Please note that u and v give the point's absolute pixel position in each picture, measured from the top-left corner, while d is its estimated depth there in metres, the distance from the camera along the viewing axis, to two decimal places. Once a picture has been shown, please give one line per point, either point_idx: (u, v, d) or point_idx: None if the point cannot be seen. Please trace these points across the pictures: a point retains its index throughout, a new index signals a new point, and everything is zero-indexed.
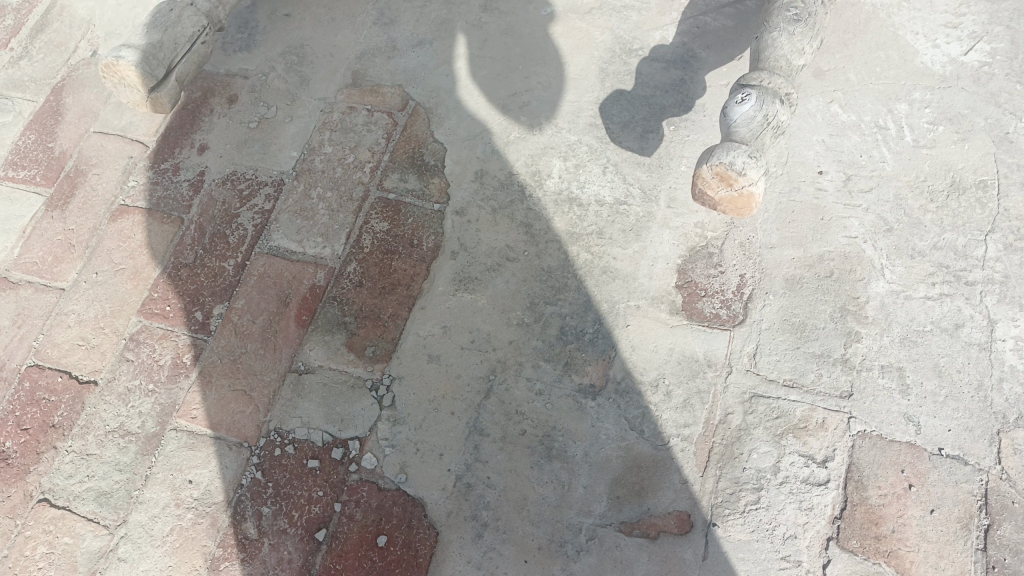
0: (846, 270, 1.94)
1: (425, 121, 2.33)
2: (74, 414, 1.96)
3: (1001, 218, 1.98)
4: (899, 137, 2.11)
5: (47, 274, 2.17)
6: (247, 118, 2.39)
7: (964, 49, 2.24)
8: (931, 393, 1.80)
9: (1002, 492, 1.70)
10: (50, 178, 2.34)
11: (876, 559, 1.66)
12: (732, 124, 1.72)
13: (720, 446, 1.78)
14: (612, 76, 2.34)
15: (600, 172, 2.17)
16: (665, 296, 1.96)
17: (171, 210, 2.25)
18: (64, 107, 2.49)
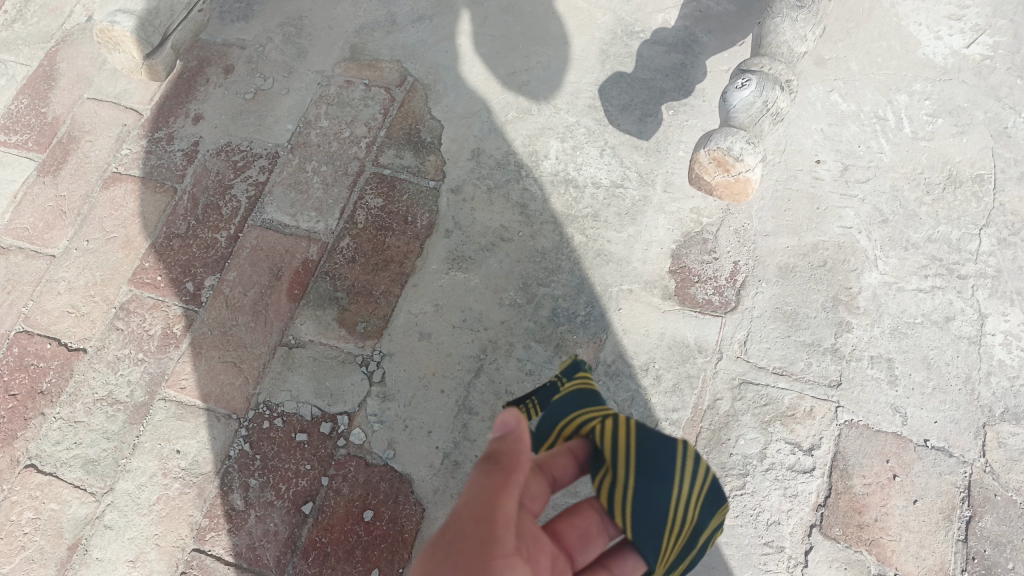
0: (839, 260, 1.94)
1: (423, 98, 2.31)
2: (63, 381, 1.95)
3: (996, 212, 1.98)
4: (898, 129, 2.11)
5: (38, 240, 2.16)
6: (243, 89, 2.37)
7: (966, 42, 2.23)
8: (919, 384, 1.80)
9: (985, 484, 1.71)
10: (43, 144, 2.32)
11: (857, 547, 1.67)
12: (731, 110, 1.71)
13: (708, 431, 1.79)
14: (612, 58, 2.32)
15: (598, 155, 2.17)
16: (657, 280, 1.97)
17: (164, 179, 2.23)
18: (58, 72, 2.46)
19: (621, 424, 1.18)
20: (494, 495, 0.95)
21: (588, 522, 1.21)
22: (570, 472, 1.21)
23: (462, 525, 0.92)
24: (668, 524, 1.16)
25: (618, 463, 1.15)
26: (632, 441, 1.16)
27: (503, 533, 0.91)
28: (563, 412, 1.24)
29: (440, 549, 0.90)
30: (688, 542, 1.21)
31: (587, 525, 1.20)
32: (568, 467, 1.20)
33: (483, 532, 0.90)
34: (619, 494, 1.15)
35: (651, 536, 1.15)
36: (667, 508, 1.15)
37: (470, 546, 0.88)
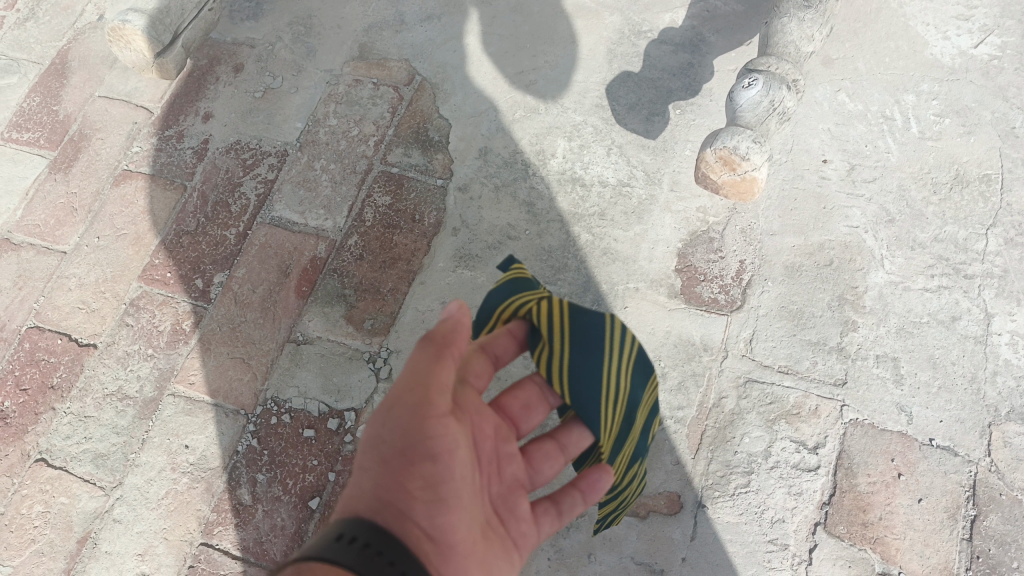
0: (845, 259, 1.95)
1: (431, 97, 2.32)
2: (73, 376, 1.97)
3: (1003, 212, 1.98)
4: (905, 129, 2.11)
5: (50, 237, 2.18)
6: (253, 87, 2.38)
7: (974, 42, 2.23)
8: (924, 384, 1.80)
9: (990, 484, 1.71)
10: (55, 141, 2.34)
11: (862, 545, 1.67)
12: (738, 109, 1.71)
13: (713, 429, 1.79)
14: (620, 58, 2.33)
15: (605, 154, 2.17)
16: (663, 279, 1.97)
17: (174, 177, 2.25)
18: (69, 71, 2.48)
19: (556, 305, 1.27)
20: (430, 363, 1.16)
21: (529, 395, 1.43)
22: (512, 350, 1.38)
23: (402, 391, 1.15)
24: (605, 393, 1.27)
25: (554, 338, 1.25)
26: (566, 318, 1.27)
27: (436, 397, 1.14)
28: (500, 299, 1.31)
29: (388, 415, 1.15)
30: (627, 413, 1.32)
31: (527, 397, 1.42)
32: (510, 346, 1.36)
33: (418, 398, 1.13)
34: (558, 366, 1.26)
35: (587, 404, 1.26)
36: (600, 375, 1.27)
37: (409, 412, 1.13)
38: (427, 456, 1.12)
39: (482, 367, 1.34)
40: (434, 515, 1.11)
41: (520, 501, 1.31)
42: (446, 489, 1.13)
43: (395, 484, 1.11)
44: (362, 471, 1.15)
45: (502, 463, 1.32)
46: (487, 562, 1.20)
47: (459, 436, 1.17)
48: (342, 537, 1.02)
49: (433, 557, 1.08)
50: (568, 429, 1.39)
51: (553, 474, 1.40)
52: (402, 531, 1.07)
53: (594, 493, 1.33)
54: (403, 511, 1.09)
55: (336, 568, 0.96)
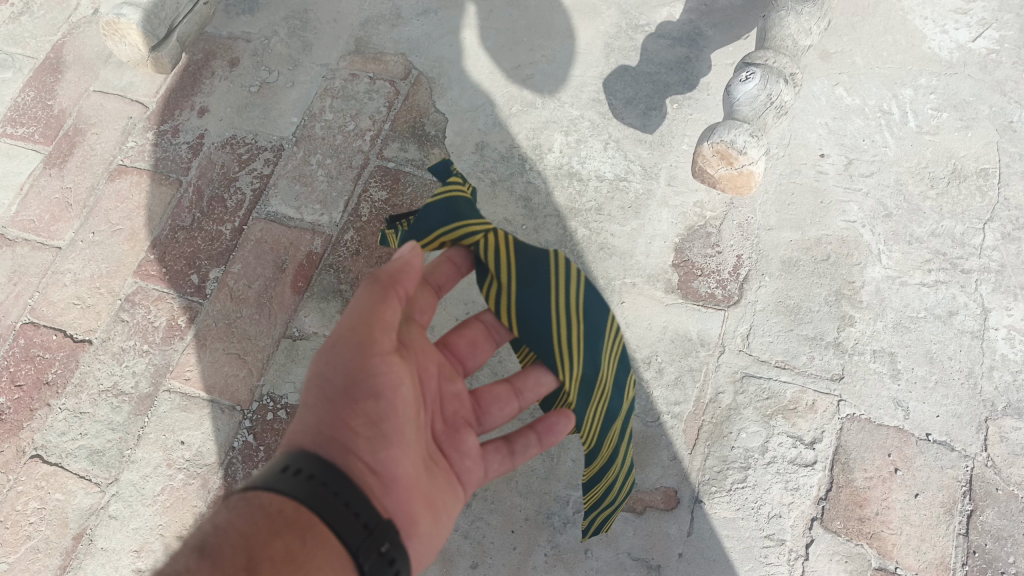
0: (843, 254, 1.94)
1: (427, 91, 2.31)
2: (68, 372, 1.97)
3: (1000, 207, 1.97)
4: (902, 123, 2.10)
5: (44, 232, 2.17)
6: (248, 82, 2.37)
7: (971, 36, 2.22)
8: (921, 379, 1.80)
9: (986, 479, 1.70)
10: (49, 136, 2.33)
11: (858, 540, 1.67)
12: (735, 103, 1.71)
13: (710, 424, 1.79)
14: (617, 52, 2.32)
15: (602, 148, 2.17)
16: (661, 274, 1.97)
17: (169, 172, 2.24)
18: (64, 65, 2.47)
19: (501, 237, 1.28)
20: (373, 303, 1.20)
21: (474, 333, 1.51)
22: (456, 281, 1.43)
23: (346, 330, 1.20)
24: (555, 327, 1.29)
25: (501, 274, 1.27)
26: (512, 252, 1.28)
27: (379, 337, 1.19)
28: (433, 225, 1.27)
29: (333, 354, 1.22)
30: (586, 353, 1.31)
31: (473, 334, 1.51)
32: (451, 276, 1.41)
33: (361, 337, 1.19)
34: (507, 300, 1.28)
35: (537, 338, 1.28)
36: (548, 310, 1.29)
37: (352, 352, 1.19)
38: (369, 393, 1.19)
39: (426, 301, 1.41)
40: (376, 450, 1.19)
41: (467, 437, 1.38)
42: (388, 425, 1.20)
43: (339, 419, 1.20)
44: (309, 407, 1.24)
45: (448, 402, 1.39)
46: (432, 492, 1.29)
47: (403, 372, 1.22)
48: (288, 469, 1.12)
49: (375, 487, 1.17)
50: (523, 375, 1.42)
51: (505, 413, 1.46)
52: (345, 464, 1.16)
53: (552, 436, 1.38)
54: (346, 445, 1.18)
55: (282, 498, 1.08)
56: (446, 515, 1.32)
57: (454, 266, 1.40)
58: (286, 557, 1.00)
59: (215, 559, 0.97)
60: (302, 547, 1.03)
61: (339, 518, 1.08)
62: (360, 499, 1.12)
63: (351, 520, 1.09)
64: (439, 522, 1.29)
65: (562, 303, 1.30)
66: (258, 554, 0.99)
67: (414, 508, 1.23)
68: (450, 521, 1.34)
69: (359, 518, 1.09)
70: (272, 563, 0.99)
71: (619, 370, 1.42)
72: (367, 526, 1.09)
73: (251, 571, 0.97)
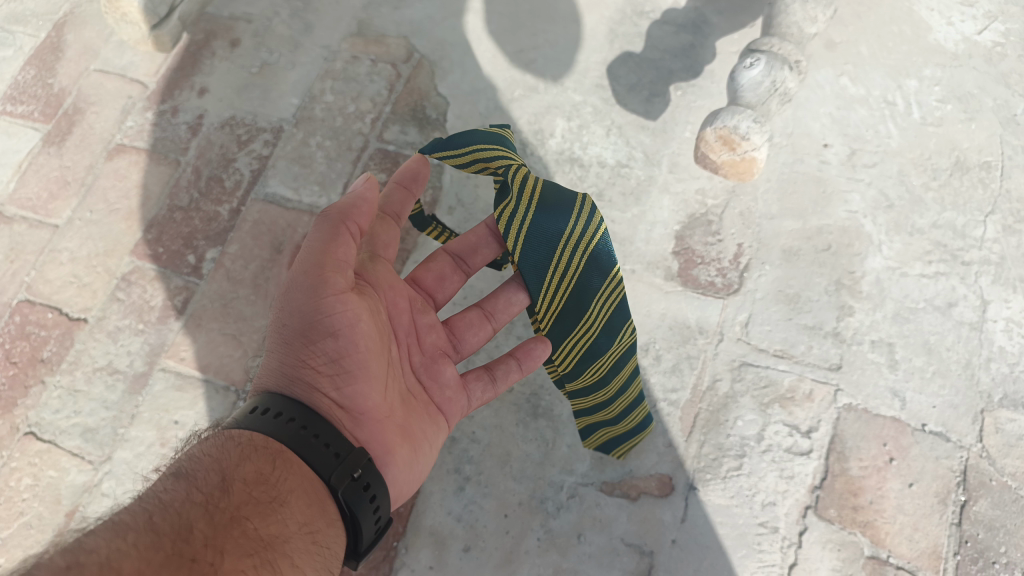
0: (844, 244, 1.93)
1: (429, 74, 2.30)
2: (64, 350, 1.96)
3: (1002, 199, 1.96)
4: (906, 114, 2.09)
5: (42, 210, 2.16)
6: (249, 62, 2.36)
7: (977, 29, 2.20)
8: (919, 369, 1.79)
9: (982, 470, 1.68)
10: (49, 114, 2.33)
11: (852, 528, 1.64)
12: (739, 88, 1.69)
13: (707, 412, 1.78)
14: (621, 38, 2.30)
15: (603, 134, 2.15)
16: (660, 261, 1.96)
17: (168, 151, 2.23)
18: (65, 44, 2.46)
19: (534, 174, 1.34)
20: (324, 243, 1.23)
21: (440, 265, 1.52)
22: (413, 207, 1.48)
23: (300, 274, 1.23)
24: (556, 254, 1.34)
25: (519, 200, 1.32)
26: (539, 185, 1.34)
27: (333, 275, 1.22)
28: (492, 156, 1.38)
29: (290, 298, 1.24)
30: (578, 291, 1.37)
31: (440, 267, 1.52)
32: (404, 201, 1.47)
33: (315, 278, 1.21)
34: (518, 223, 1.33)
35: (534, 263, 1.34)
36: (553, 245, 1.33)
37: (307, 293, 1.21)
38: (327, 332, 1.22)
39: (389, 233, 1.47)
40: (341, 385, 1.22)
41: (445, 367, 1.42)
42: (351, 360, 1.23)
43: (302, 361, 1.22)
44: (273, 352, 1.26)
45: (423, 335, 1.43)
46: (407, 423, 1.33)
47: (360, 308, 1.25)
48: (257, 409, 1.16)
49: (343, 421, 1.21)
50: (494, 297, 1.51)
51: (481, 338, 1.52)
52: (311, 402, 1.19)
53: (530, 361, 1.42)
54: (311, 383, 1.20)
55: (252, 433, 1.13)
56: (424, 446, 1.36)
57: (404, 189, 1.46)
58: (257, 480, 1.07)
59: (190, 480, 1.04)
60: (272, 471, 1.09)
61: (309, 447, 1.12)
62: (328, 431, 1.14)
63: (322, 452, 1.12)
64: (418, 453, 1.34)
65: (571, 234, 1.34)
66: (231, 475, 1.06)
67: (388, 439, 1.27)
68: (429, 451, 1.38)
69: (330, 448, 1.13)
70: (244, 484, 1.05)
71: (614, 317, 1.42)
72: (339, 455, 1.13)
73: (224, 490, 1.04)
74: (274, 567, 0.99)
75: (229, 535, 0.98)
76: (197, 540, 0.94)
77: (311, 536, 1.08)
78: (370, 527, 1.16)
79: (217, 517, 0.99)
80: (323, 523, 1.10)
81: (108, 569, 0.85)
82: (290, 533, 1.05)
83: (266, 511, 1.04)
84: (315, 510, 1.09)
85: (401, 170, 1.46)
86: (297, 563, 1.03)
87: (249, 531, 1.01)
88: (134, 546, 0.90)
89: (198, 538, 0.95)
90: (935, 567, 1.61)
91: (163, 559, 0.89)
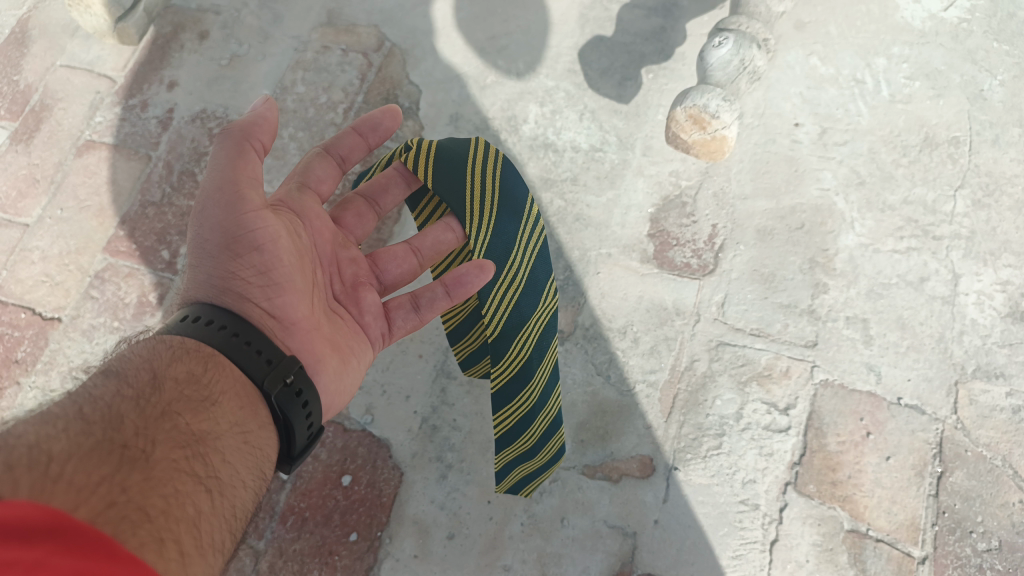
0: (817, 222, 1.95)
1: (400, 63, 2.29)
2: (38, 349, 1.94)
3: (971, 174, 1.97)
4: (875, 92, 2.10)
5: (11, 210, 2.14)
6: (218, 54, 2.34)
7: (944, 6, 2.21)
8: (893, 344, 1.81)
9: (957, 441, 1.70)
10: (16, 112, 2.29)
11: (831, 503, 1.66)
12: (708, 68, 1.71)
13: (685, 392, 1.79)
14: (592, 22, 2.29)
15: (577, 119, 2.15)
16: (636, 245, 1.97)
17: (138, 146, 2.20)
18: (29, 39, 2.42)
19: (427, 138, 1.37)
20: (234, 162, 1.19)
21: (358, 204, 1.51)
22: (359, 152, 1.50)
23: (213, 192, 1.19)
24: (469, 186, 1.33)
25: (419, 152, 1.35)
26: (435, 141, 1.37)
27: (248, 192, 1.20)
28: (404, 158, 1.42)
29: (205, 215, 1.20)
30: (498, 227, 1.34)
31: (358, 207, 1.51)
32: (356, 145, 1.48)
33: (230, 195, 1.18)
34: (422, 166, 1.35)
35: (447, 188, 1.34)
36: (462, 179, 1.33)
37: (225, 207, 1.18)
38: (252, 246, 1.19)
39: (325, 170, 1.46)
40: (271, 296, 1.20)
41: (367, 294, 1.39)
42: (278, 273, 1.21)
43: (228, 273, 1.19)
44: (195, 268, 1.23)
45: (345, 266, 1.41)
46: (338, 338, 1.31)
47: (279, 227, 1.23)
48: (188, 318, 1.14)
49: (272, 331, 1.20)
50: (423, 234, 1.45)
51: (404, 272, 1.48)
52: (242, 311, 1.17)
53: (459, 289, 1.30)
54: (241, 293, 1.18)
55: (182, 339, 1.10)
56: (354, 360, 1.33)
57: (359, 136, 1.48)
58: (188, 379, 1.05)
59: (120, 377, 1.01)
60: (204, 372, 1.07)
61: (240, 353, 1.11)
62: (258, 336, 1.13)
63: (253, 358, 1.11)
64: (351, 368, 1.32)
65: (477, 175, 1.34)
66: (161, 374, 1.03)
67: (319, 351, 1.25)
68: (361, 368, 1.36)
69: (262, 355, 1.11)
70: (175, 382, 1.03)
71: (535, 273, 1.41)
72: (271, 362, 1.11)
73: (155, 387, 1.01)
74: (206, 461, 0.98)
75: (159, 428, 0.96)
76: (128, 430, 0.92)
77: (243, 436, 1.07)
78: (303, 432, 1.15)
79: (148, 411, 0.97)
80: (254, 425, 1.09)
81: (38, 451, 0.82)
82: (221, 431, 1.04)
83: (197, 408, 1.02)
84: (246, 412, 1.09)
85: (362, 118, 1.48)
86: (226, 459, 1.02)
87: (180, 426, 0.99)
88: (66, 432, 0.87)
89: (129, 428, 0.93)
90: (914, 538, 1.63)
91: (94, 445, 0.87)
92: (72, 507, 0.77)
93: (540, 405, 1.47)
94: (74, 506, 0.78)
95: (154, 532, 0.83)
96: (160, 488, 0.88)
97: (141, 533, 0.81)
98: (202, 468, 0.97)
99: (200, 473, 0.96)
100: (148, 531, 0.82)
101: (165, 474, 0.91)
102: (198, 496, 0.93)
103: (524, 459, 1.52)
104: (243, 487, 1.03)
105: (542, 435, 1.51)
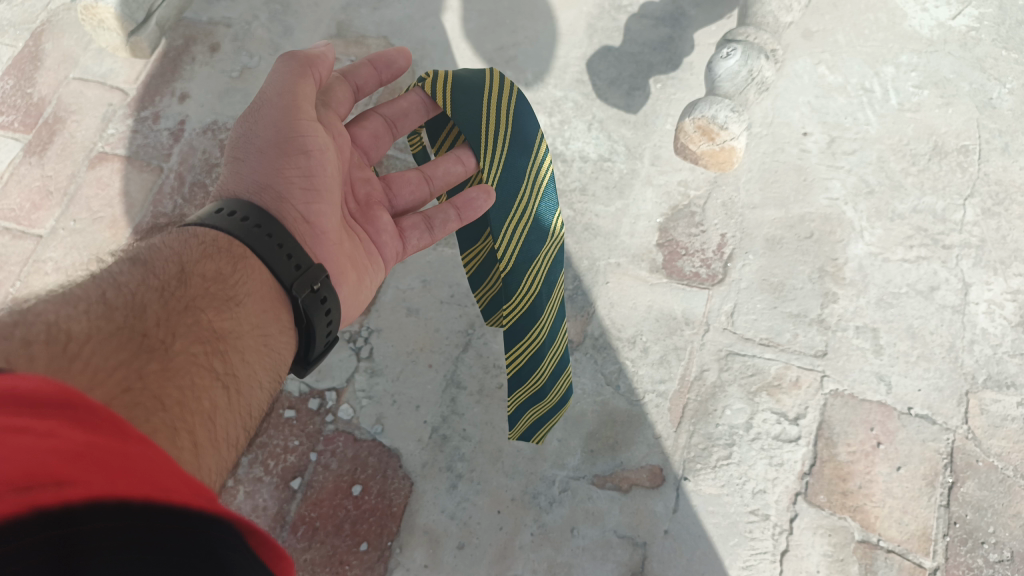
0: (827, 231, 1.95)
1: (409, 74, 2.30)
2: None
3: (980, 182, 1.97)
4: (884, 100, 2.11)
5: (25, 221, 2.16)
6: (229, 66, 2.36)
7: (952, 14, 2.21)
8: (904, 353, 1.81)
9: (967, 451, 1.70)
10: (29, 124, 2.31)
11: (842, 514, 1.66)
12: (716, 79, 1.72)
13: (695, 402, 1.79)
14: (600, 32, 2.30)
15: (585, 129, 2.16)
16: (645, 254, 1.97)
17: (150, 158, 2.22)
18: (43, 52, 2.45)
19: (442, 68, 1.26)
20: (297, 77, 1.24)
21: (376, 125, 1.44)
22: (372, 83, 1.48)
23: (272, 97, 1.23)
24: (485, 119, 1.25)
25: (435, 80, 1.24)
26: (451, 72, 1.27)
27: (305, 105, 1.24)
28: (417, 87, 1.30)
29: (261, 116, 1.23)
30: (508, 163, 1.29)
31: (375, 127, 1.44)
32: (370, 78, 1.47)
33: (289, 101, 1.22)
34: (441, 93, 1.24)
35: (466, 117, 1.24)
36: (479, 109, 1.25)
37: (282, 112, 1.21)
38: (301, 149, 1.21)
39: (343, 92, 1.42)
40: (309, 201, 1.20)
41: (380, 214, 1.40)
42: (319, 181, 1.22)
43: (275, 171, 1.19)
44: (233, 167, 1.23)
45: (358, 184, 1.40)
46: (354, 257, 1.31)
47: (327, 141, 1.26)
48: (223, 212, 1.12)
49: (303, 236, 1.19)
50: (435, 162, 1.39)
51: (417, 198, 1.45)
52: (278, 211, 1.17)
53: (467, 211, 1.30)
54: (281, 193, 1.19)
55: (217, 233, 1.10)
56: (365, 281, 1.34)
57: (373, 69, 1.47)
58: (216, 277, 1.04)
59: (147, 266, 1.00)
60: (232, 272, 1.07)
61: (268, 251, 1.10)
62: (292, 242, 1.13)
63: (283, 261, 1.11)
64: (359, 288, 1.33)
65: (492, 112, 1.27)
66: (190, 269, 1.03)
67: (339, 265, 1.26)
68: (365, 291, 1.36)
69: (292, 260, 1.12)
70: (202, 279, 1.02)
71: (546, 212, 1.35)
72: (301, 268, 1.12)
73: (181, 281, 1.00)
74: (225, 359, 0.97)
75: (182, 321, 0.95)
76: (149, 319, 0.91)
77: (263, 339, 1.06)
78: (322, 338, 1.17)
79: (171, 303, 0.96)
80: (274, 329, 1.09)
81: (56, 329, 0.81)
82: (242, 331, 1.03)
83: (221, 306, 1.02)
84: (269, 316, 1.09)
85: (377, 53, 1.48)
86: (245, 359, 1.01)
87: (202, 322, 0.97)
88: (86, 315, 0.85)
89: (151, 317, 0.91)
90: (926, 549, 1.62)
91: (115, 329, 0.86)
92: (89, 388, 0.77)
93: (549, 346, 1.46)
94: (90, 388, 0.77)
95: (168, 421, 0.81)
96: (176, 379, 0.86)
97: (154, 420, 0.80)
98: (220, 365, 0.96)
99: (218, 370, 0.94)
100: (161, 420, 0.81)
101: (183, 365, 0.89)
102: (214, 392, 0.91)
103: (534, 402, 1.54)
104: (258, 388, 1.02)
105: (552, 374, 1.51)
